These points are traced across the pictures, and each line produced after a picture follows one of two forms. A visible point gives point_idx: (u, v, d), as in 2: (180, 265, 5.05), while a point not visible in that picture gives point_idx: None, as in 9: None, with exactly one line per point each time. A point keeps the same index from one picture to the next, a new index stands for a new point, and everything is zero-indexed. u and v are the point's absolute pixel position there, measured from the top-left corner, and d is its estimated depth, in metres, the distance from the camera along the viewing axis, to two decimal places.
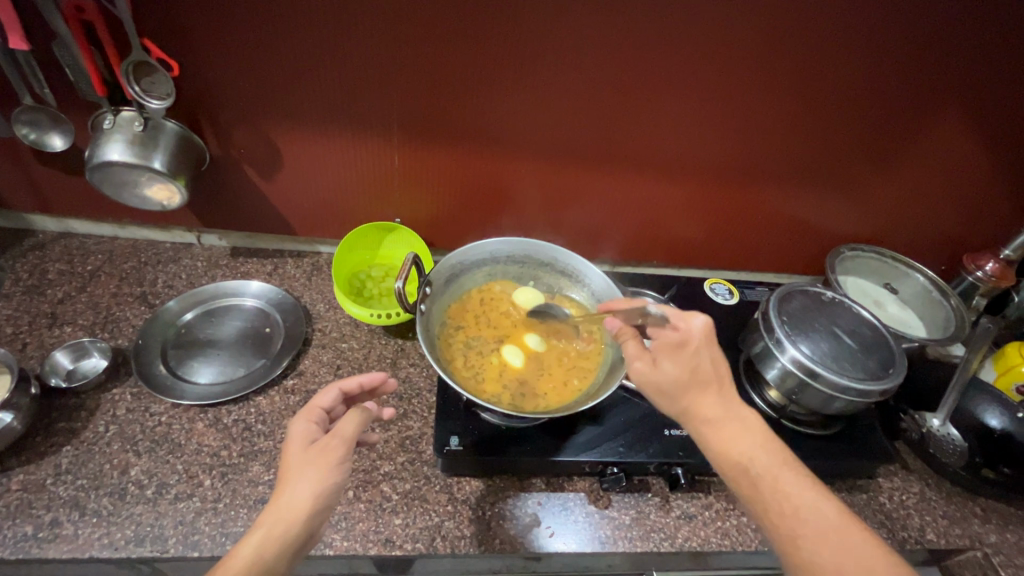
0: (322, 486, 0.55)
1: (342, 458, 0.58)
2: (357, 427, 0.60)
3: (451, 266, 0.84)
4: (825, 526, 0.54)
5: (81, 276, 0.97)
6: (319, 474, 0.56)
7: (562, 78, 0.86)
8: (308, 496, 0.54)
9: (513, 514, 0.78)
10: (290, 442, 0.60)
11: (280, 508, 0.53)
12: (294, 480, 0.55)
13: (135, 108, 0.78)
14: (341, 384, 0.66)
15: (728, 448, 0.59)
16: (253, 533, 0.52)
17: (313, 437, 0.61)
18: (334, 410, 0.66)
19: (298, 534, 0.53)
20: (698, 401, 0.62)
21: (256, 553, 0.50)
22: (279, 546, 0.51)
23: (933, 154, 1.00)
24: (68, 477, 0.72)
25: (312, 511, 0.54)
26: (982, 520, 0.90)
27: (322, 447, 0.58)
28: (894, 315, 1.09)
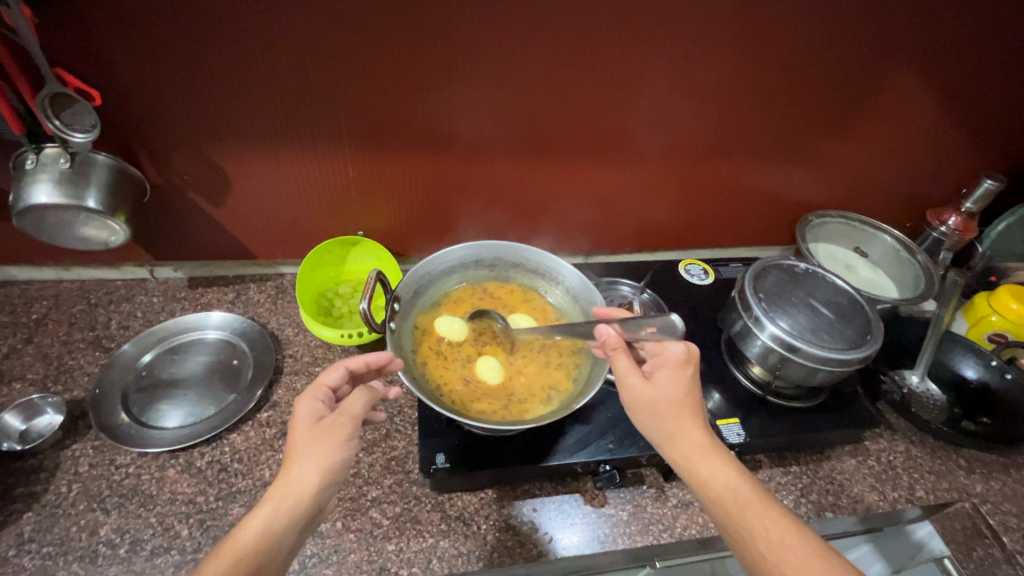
0: (330, 462, 0.56)
1: (350, 435, 0.58)
2: (365, 404, 0.60)
3: (418, 278, 0.80)
4: (810, 551, 0.52)
5: (26, 326, 0.91)
6: (328, 449, 0.57)
7: (513, 71, 0.83)
8: (317, 474, 0.55)
9: (509, 525, 0.76)
10: (296, 418, 0.59)
11: (289, 483, 0.54)
12: (302, 457, 0.56)
13: (58, 144, 0.72)
14: (349, 362, 0.65)
15: (710, 480, 0.57)
16: (261, 507, 0.53)
17: (320, 414, 0.60)
18: (340, 389, 0.65)
19: (305, 510, 0.54)
20: (680, 432, 0.60)
21: (265, 524, 0.52)
22: (288, 515, 0.53)
23: (889, 114, 1.00)
24: (32, 546, 0.68)
25: (319, 487, 0.55)
26: (967, 472, 0.91)
27: (332, 423, 0.58)
28: (866, 278, 1.10)
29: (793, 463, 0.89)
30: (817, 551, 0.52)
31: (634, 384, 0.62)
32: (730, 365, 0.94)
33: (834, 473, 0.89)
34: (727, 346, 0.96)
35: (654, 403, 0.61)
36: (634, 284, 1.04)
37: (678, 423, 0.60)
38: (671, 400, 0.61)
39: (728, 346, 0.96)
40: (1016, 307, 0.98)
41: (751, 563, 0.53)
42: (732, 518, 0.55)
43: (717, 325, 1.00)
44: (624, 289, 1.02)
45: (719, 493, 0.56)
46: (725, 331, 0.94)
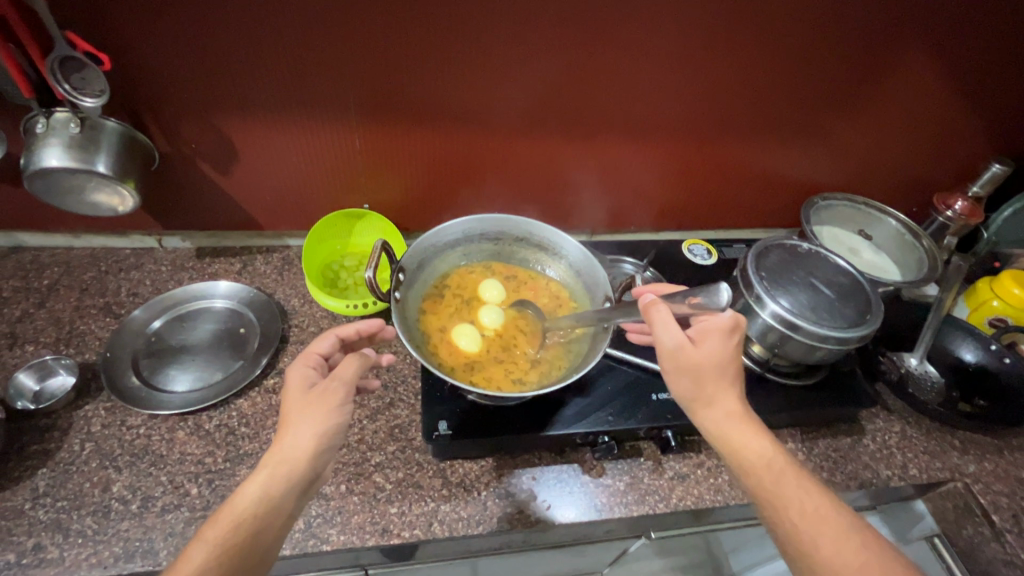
0: (323, 428, 0.59)
1: (342, 400, 0.61)
2: (357, 371, 0.63)
3: (424, 249, 0.81)
4: (836, 522, 0.56)
5: (38, 291, 0.93)
6: (321, 416, 0.59)
7: (522, 45, 0.83)
8: (310, 440, 0.58)
9: (508, 492, 0.78)
10: (290, 387, 0.62)
11: (284, 449, 0.57)
12: (296, 424, 0.59)
13: (68, 108, 0.73)
14: (339, 331, 0.68)
15: (746, 450, 0.59)
16: (258, 473, 0.56)
17: (312, 380, 0.63)
18: (332, 356, 0.68)
19: (302, 474, 0.58)
20: (718, 401, 0.60)
21: (262, 490, 0.56)
22: (285, 481, 0.57)
23: (901, 96, 0.99)
24: (47, 500, 0.70)
25: (314, 452, 0.58)
26: (961, 452, 0.93)
27: (323, 390, 0.61)
28: (869, 261, 1.10)
29: (790, 440, 0.90)
30: (844, 523, 0.56)
31: (677, 346, 0.60)
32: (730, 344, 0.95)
33: (829, 451, 0.90)
34: None
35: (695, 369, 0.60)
36: (637, 262, 1.04)
37: (719, 391, 0.61)
38: (716, 368, 0.60)
39: None
40: (1018, 292, 0.98)
41: (782, 533, 0.57)
42: (765, 489, 0.58)
43: None
44: (627, 267, 1.03)
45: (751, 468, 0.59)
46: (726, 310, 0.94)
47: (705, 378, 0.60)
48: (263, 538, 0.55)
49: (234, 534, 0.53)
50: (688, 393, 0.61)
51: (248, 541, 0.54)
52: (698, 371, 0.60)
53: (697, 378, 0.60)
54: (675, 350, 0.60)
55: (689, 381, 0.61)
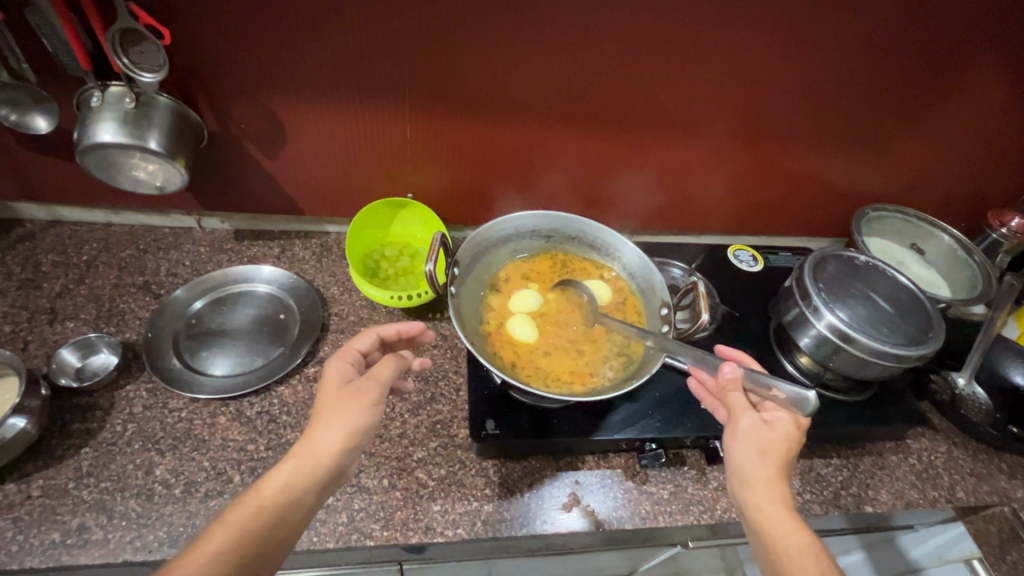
0: (353, 425, 0.59)
1: (376, 399, 0.62)
2: (392, 373, 0.63)
3: (478, 243, 0.79)
4: None
5: (78, 267, 0.92)
6: (353, 413, 0.60)
7: (585, 35, 0.81)
8: (341, 436, 0.59)
9: (552, 495, 0.76)
10: (326, 380, 0.62)
11: (313, 443, 0.58)
12: (329, 418, 0.59)
13: (124, 82, 0.71)
14: (380, 330, 0.68)
15: (773, 527, 0.57)
16: (285, 464, 0.56)
17: (348, 377, 0.63)
18: (370, 354, 0.68)
19: (327, 469, 0.58)
20: (755, 471, 0.60)
21: (287, 481, 0.56)
22: (310, 475, 0.57)
23: (967, 107, 0.96)
24: (90, 480, 0.69)
25: (343, 448, 0.59)
26: (1008, 477, 0.90)
27: (358, 387, 0.61)
28: (919, 276, 1.07)
29: (835, 456, 0.89)
30: None
31: (751, 423, 0.62)
32: (777, 354, 0.92)
33: (874, 469, 0.88)
34: (774, 334, 0.94)
35: (765, 449, 0.60)
36: (683, 265, 1.02)
37: (761, 461, 0.60)
38: (775, 443, 0.61)
39: (776, 333, 0.94)
40: None
41: None
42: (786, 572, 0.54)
43: (766, 313, 0.98)
44: (675, 271, 0.99)
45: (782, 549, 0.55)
46: (775, 319, 0.92)
47: (764, 456, 0.60)
48: (280, 530, 0.54)
49: (256, 521, 0.53)
50: (745, 468, 0.60)
51: (265, 533, 0.53)
52: (767, 451, 0.60)
53: (766, 459, 0.60)
54: (751, 427, 0.61)
55: (755, 459, 0.60)
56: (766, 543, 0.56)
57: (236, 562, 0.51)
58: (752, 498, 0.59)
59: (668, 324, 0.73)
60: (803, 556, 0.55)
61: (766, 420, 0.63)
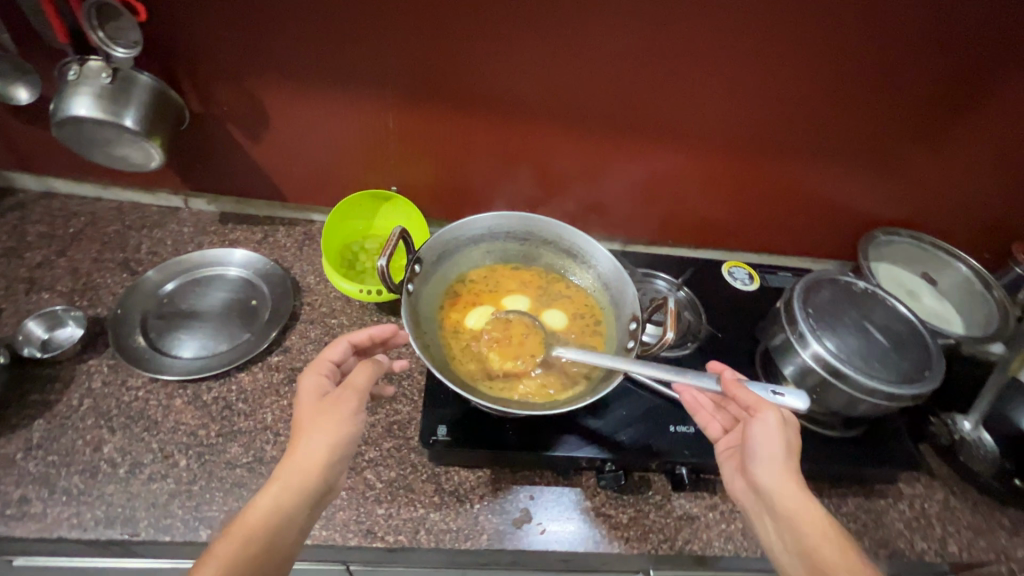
0: (335, 438, 0.57)
1: (356, 407, 0.60)
2: (369, 377, 0.61)
3: (446, 242, 0.76)
4: None
5: (61, 240, 0.93)
6: (333, 425, 0.58)
7: (575, 32, 0.78)
8: (324, 450, 0.56)
9: (503, 509, 0.73)
10: (302, 396, 0.60)
11: (297, 460, 0.56)
12: (309, 433, 0.57)
13: (101, 57, 0.71)
14: (351, 337, 0.65)
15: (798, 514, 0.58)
16: (272, 486, 0.54)
17: (324, 389, 0.61)
18: (344, 362, 0.65)
19: (314, 485, 0.56)
20: (777, 459, 0.61)
21: (275, 503, 0.54)
22: (298, 494, 0.55)
23: (990, 129, 0.89)
24: (39, 452, 0.69)
25: (328, 461, 0.56)
26: (1009, 534, 0.83)
27: (337, 398, 0.59)
28: (930, 308, 1.00)
29: (816, 494, 0.83)
30: None
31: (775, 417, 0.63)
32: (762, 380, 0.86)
33: (859, 512, 0.82)
34: (761, 359, 0.88)
35: (789, 442, 0.62)
36: (670, 279, 0.97)
37: (782, 450, 0.61)
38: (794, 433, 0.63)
39: (763, 358, 0.88)
40: None
41: None
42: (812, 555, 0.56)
43: (754, 336, 0.92)
44: (660, 284, 0.95)
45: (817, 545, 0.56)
46: (762, 343, 0.87)
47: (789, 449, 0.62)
48: (272, 556, 0.53)
49: (248, 548, 0.51)
50: (774, 463, 0.61)
51: (257, 562, 0.52)
52: (792, 444, 0.62)
53: (791, 453, 0.62)
54: (784, 424, 0.62)
55: (783, 454, 0.61)
56: (800, 541, 0.57)
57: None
58: (782, 494, 0.59)
59: (633, 339, 0.69)
60: (836, 547, 0.56)
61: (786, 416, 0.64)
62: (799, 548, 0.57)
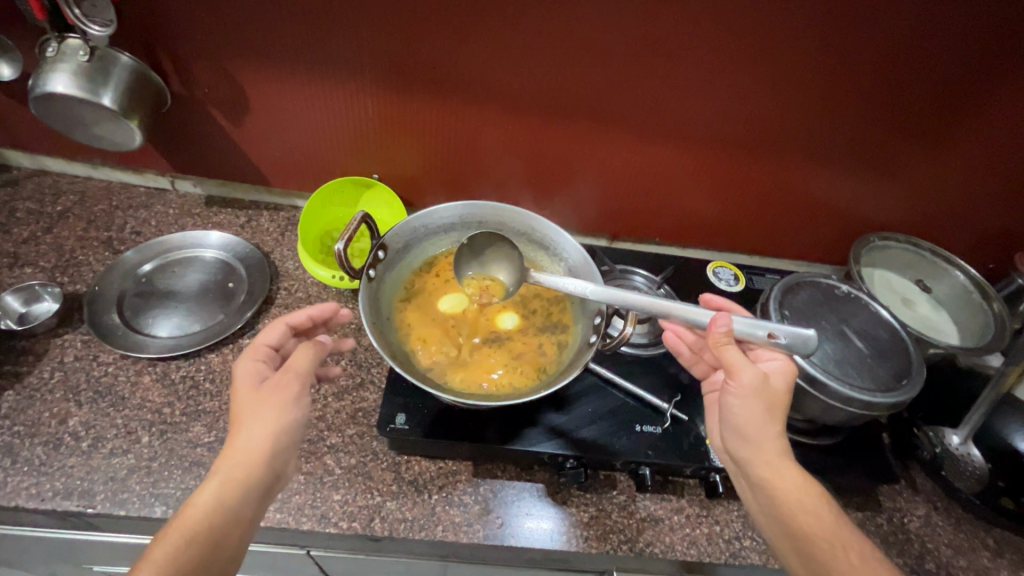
0: (278, 426, 0.57)
1: (300, 391, 0.60)
2: (312, 361, 0.61)
3: (413, 230, 0.75)
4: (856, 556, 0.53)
5: (49, 217, 0.94)
6: (276, 412, 0.57)
7: (554, 20, 0.76)
8: (265, 438, 0.56)
9: (460, 501, 0.72)
10: (237, 385, 0.59)
11: (237, 450, 0.55)
12: (248, 422, 0.56)
13: (79, 36, 0.71)
14: (289, 319, 0.65)
15: (772, 476, 0.57)
16: (212, 482, 0.53)
17: (263, 375, 0.60)
18: (284, 345, 0.65)
19: (260, 474, 0.55)
20: (754, 422, 0.59)
21: (216, 499, 0.53)
22: (242, 484, 0.54)
23: (991, 132, 0.85)
24: (5, 423, 0.70)
25: (271, 449, 0.56)
26: (992, 554, 0.79)
27: (277, 384, 0.59)
28: (922, 316, 0.96)
29: None
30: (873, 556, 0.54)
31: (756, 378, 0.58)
32: None
33: None
34: None
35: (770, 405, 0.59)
36: (651, 276, 0.95)
37: (758, 412, 0.59)
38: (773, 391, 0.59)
39: None
40: None
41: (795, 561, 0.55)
42: (787, 513, 0.56)
43: None
44: (638, 280, 0.93)
45: (795, 510, 0.56)
46: None
47: (769, 411, 0.59)
48: (222, 548, 0.52)
49: (192, 546, 0.51)
50: (750, 427, 0.59)
51: (205, 553, 0.51)
52: (772, 405, 0.59)
53: (770, 415, 0.59)
54: (757, 381, 0.58)
55: (762, 415, 0.59)
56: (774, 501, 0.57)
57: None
58: (758, 459, 0.58)
59: (597, 334, 0.67)
60: (810, 499, 0.56)
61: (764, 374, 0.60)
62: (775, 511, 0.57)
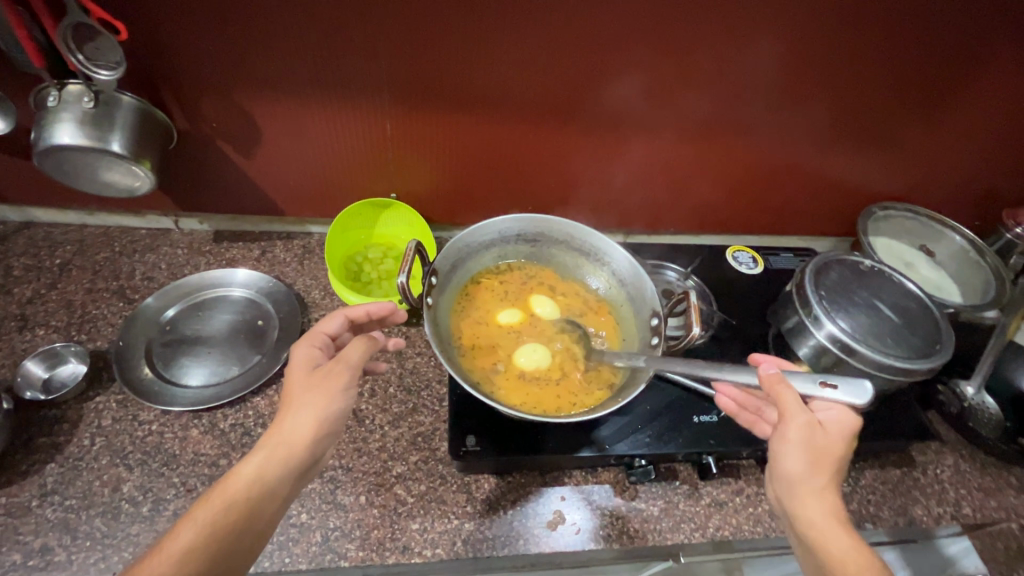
0: (324, 413, 0.56)
1: (348, 383, 0.59)
2: (363, 355, 0.60)
3: (458, 250, 0.75)
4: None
5: (50, 272, 0.89)
6: (324, 397, 0.57)
7: (574, 26, 0.75)
8: (312, 424, 0.56)
9: (535, 512, 0.73)
10: (292, 367, 0.59)
11: (284, 430, 0.55)
12: (296, 407, 0.56)
13: (82, 81, 0.67)
14: (347, 311, 0.64)
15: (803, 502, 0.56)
16: (257, 453, 0.54)
17: (317, 362, 0.60)
18: (340, 337, 0.65)
19: (301, 457, 0.55)
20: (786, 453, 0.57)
21: (258, 472, 0.53)
22: (286, 465, 0.54)
23: (985, 101, 0.90)
24: (55, 498, 0.66)
25: (315, 436, 0.56)
26: (1017, 492, 0.86)
27: (328, 371, 0.58)
28: (927, 279, 1.02)
29: None
30: None
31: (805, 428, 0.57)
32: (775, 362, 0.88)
33: (877, 483, 0.84)
34: (773, 341, 0.90)
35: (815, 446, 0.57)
36: (681, 270, 0.97)
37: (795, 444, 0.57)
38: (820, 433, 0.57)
39: (774, 340, 0.90)
40: None
41: None
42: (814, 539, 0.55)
43: (764, 319, 0.93)
44: (669, 275, 0.96)
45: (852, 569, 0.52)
46: (774, 326, 0.88)
47: (817, 459, 0.57)
48: (256, 520, 0.52)
49: (227, 516, 0.50)
50: (796, 479, 0.57)
51: (241, 522, 0.51)
52: (814, 460, 0.57)
53: (817, 467, 0.57)
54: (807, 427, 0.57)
55: (807, 467, 0.57)
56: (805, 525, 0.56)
57: (205, 562, 0.48)
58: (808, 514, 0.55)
59: (658, 335, 0.69)
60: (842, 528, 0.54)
61: (817, 422, 0.58)
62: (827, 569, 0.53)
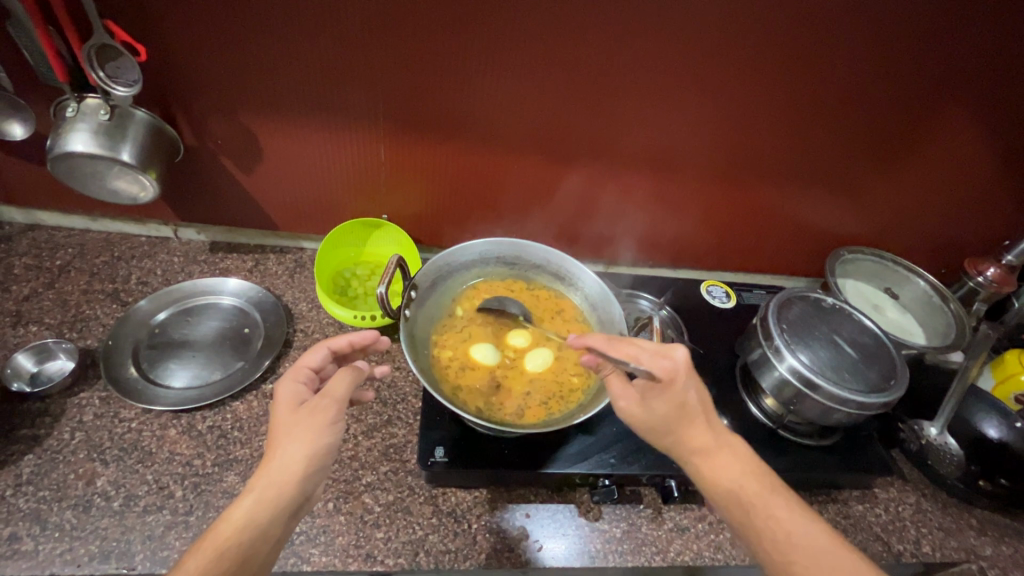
0: (314, 448, 0.56)
1: (334, 418, 0.59)
2: (348, 388, 0.61)
3: (439, 268, 0.80)
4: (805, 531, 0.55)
5: (48, 272, 0.92)
6: (312, 433, 0.57)
7: (559, 69, 0.82)
8: (301, 460, 0.56)
9: (501, 527, 0.75)
10: (279, 404, 0.60)
11: (273, 471, 0.55)
12: (285, 442, 0.56)
13: (100, 95, 0.73)
14: (330, 343, 0.66)
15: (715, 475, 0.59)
16: (246, 498, 0.53)
17: (302, 399, 0.61)
18: (324, 369, 0.66)
19: (290, 498, 0.54)
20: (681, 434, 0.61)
21: (247, 517, 0.52)
22: (274, 507, 0.53)
23: (940, 157, 0.96)
24: (29, 488, 0.68)
25: (305, 472, 0.55)
26: (977, 533, 0.88)
27: (314, 407, 0.59)
28: (893, 320, 1.06)
29: None
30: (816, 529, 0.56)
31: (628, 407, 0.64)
32: (743, 394, 0.91)
33: (839, 517, 0.86)
34: (741, 373, 0.94)
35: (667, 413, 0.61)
36: (654, 299, 1.02)
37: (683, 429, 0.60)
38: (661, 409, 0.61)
39: (743, 372, 0.94)
40: None
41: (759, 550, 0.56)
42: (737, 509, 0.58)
43: (733, 351, 0.98)
44: (643, 303, 1.02)
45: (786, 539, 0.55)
46: (741, 358, 0.92)
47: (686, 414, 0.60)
48: (250, 567, 0.51)
49: (217, 564, 0.49)
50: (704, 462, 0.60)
51: (238, 567, 0.50)
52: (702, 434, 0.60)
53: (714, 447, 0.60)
54: (630, 410, 0.64)
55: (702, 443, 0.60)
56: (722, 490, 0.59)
57: None
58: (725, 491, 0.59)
59: None
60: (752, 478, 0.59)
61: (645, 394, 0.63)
62: (713, 494, 0.59)
